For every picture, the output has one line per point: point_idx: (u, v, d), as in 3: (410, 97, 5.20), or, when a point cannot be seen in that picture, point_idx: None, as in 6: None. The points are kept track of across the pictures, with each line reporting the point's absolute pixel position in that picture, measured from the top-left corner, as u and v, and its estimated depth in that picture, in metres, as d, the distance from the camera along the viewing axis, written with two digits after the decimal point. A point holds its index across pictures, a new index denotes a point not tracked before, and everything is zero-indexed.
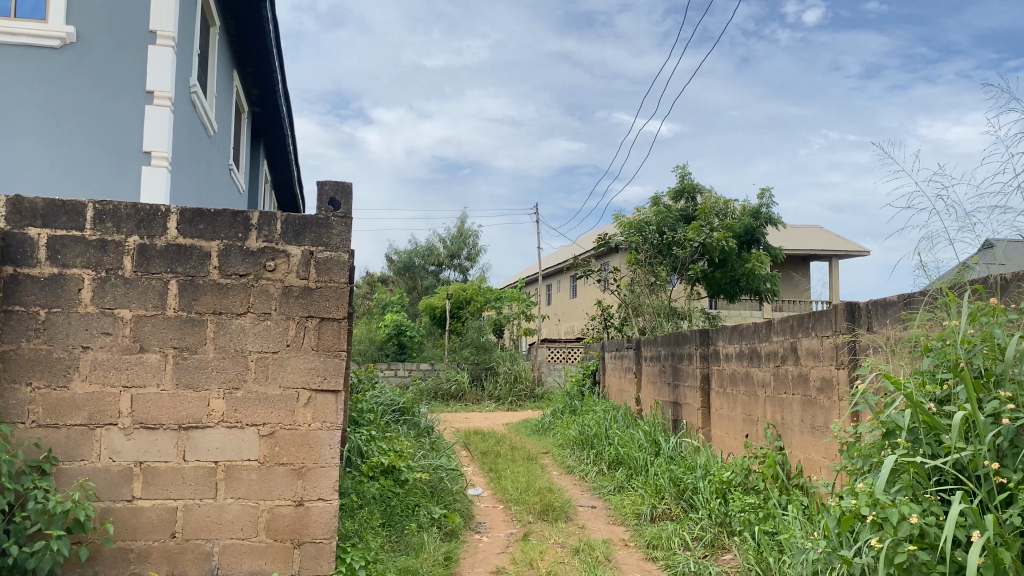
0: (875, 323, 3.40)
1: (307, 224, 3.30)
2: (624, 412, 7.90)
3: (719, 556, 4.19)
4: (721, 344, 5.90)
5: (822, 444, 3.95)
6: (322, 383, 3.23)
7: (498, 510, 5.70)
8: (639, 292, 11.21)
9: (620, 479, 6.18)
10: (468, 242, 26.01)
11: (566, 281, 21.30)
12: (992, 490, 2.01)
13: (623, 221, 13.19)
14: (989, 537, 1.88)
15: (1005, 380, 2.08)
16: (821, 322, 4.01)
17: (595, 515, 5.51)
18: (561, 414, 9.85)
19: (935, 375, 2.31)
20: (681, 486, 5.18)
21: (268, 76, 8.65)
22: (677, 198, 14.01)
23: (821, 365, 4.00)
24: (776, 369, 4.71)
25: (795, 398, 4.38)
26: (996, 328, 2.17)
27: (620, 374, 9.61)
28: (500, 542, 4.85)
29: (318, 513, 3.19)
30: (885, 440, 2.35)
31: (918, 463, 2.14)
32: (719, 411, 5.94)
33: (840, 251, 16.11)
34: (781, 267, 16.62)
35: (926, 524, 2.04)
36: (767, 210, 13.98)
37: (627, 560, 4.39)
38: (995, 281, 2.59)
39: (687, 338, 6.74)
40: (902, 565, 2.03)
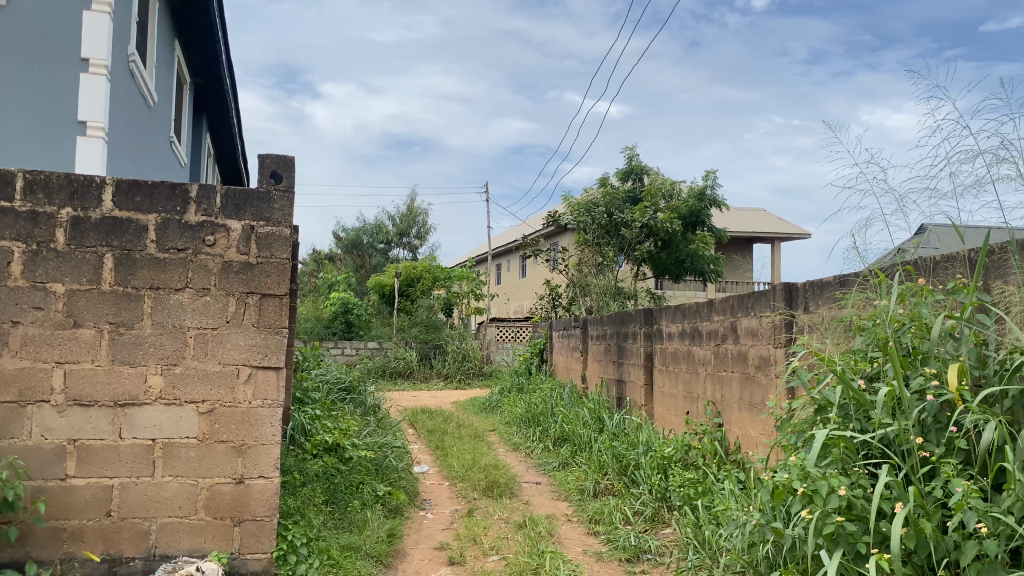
0: (811, 303, 3.51)
1: (247, 198, 3.25)
2: (570, 391, 7.97)
3: (659, 531, 4.29)
4: (664, 324, 5.99)
5: (759, 420, 4.05)
6: (263, 360, 3.19)
7: (443, 487, 5.72)
8: (587, 272, 11.37)
9: (565, 456, 6.25)
10: (417, 220, 25.81)
11: (515, 260, 21.32)
12: (916, 464, 2.06)
13: (571, 201, 13.22)
14: (912, 509, 1.92)
15: (930, 359, 2.15)
16: (760, 302, 4.09)
17: (539, 491, 5.58)
18: (508, 393, 9.89)
19: (865, 355, 2.38)
20: (624, 463, 5.27)
21: (211, 47, 8.43)
22: (625, 178, 14.06)
23: (759, 344, 4.08)
24: (716, 348, 4.80)
25: (733, 375, 4.48)
26: (923, 308, 2.24)
27: (567, 353, 9.69)
28: (444, 518, 4.87)
29: (259, 491, 3.16)
30: (817, 415, 2.42)
31: (848, 438, 2.20)
32: (661, 389, 6.03)
33: (782, 234, 16.45)
34: (725, 249, 16.90)
35: (854, 496, 2.10)
36: (712, 191, 14.12)
37: (569, 534, 4.46)
38: (926, 263, 2.65)
39: (632, 317, 6.82)
40: (829, 536, 2.09)
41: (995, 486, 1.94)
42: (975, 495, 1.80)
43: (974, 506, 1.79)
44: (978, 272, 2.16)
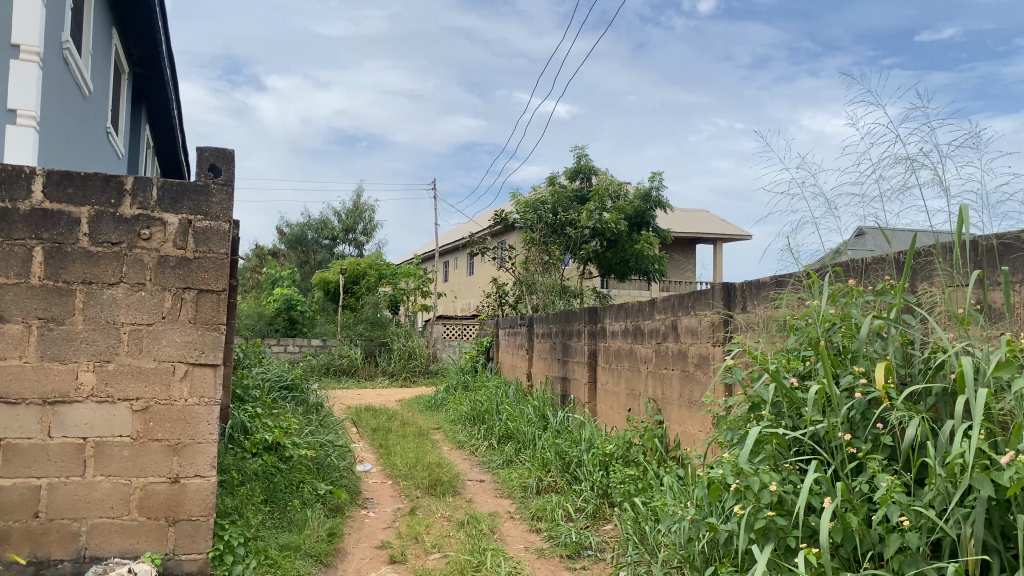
0: (749, 303, 3.60)
1: (185, 191, 3.18)
2: (515, 389, 8.00)
3: (600, 527, 4.33)
4: (607, 322, 6.05)
5: (697, 418, 4.13)
6: (200, 357, 3.13)
7: (386, 486, 5.69)
8: (533, 270, 11.43)
9: (509, 454, 6.26)
10: (363, 216, 25.55)
11: (463, 258, 21.27)
12: (844, 460, 2.12)
13: (519, 199, 13.25)
14: (839, 504, 1.97)
15: (859, 358, 2.22)
16: (700, 302, 4.16)
17: (482, 489, 5.59)
18: (453, 391, 9.86)
19: (798, 353, 2.45)
20: (567, 460, 5.30)
21: (151, 35, 8.23)
22: (573, 178, 14.10)
23: (699, 342, 4.15)
24: (657, 346, 4.87)
25: (673, 373, 4.56)
26: (853, 308, 2.31)
27: (512, 351, 9.71)
28: (386, 517, 4.84)
29: (195, 490, 3.10)
30: (751, 412, 2.48)
31: (780, 434, 2.26)
32: (604, 386, 6.09)
33: (724, 235, 16.76)
34: (670, 249, 17.14)
35: (784, 492, 2.15)
36: (656, 193, 14.10)
37: (511, 532, 4.47)
38: (858, 265, 2.76)
39: (576, 316, 6.87)
40: (760, 530, 2.13)
41: (919, 480, 2.00)
42: (898, 489, 1.85)
43: (898, 500, 1.84)
44: (905, 274, 2.23)
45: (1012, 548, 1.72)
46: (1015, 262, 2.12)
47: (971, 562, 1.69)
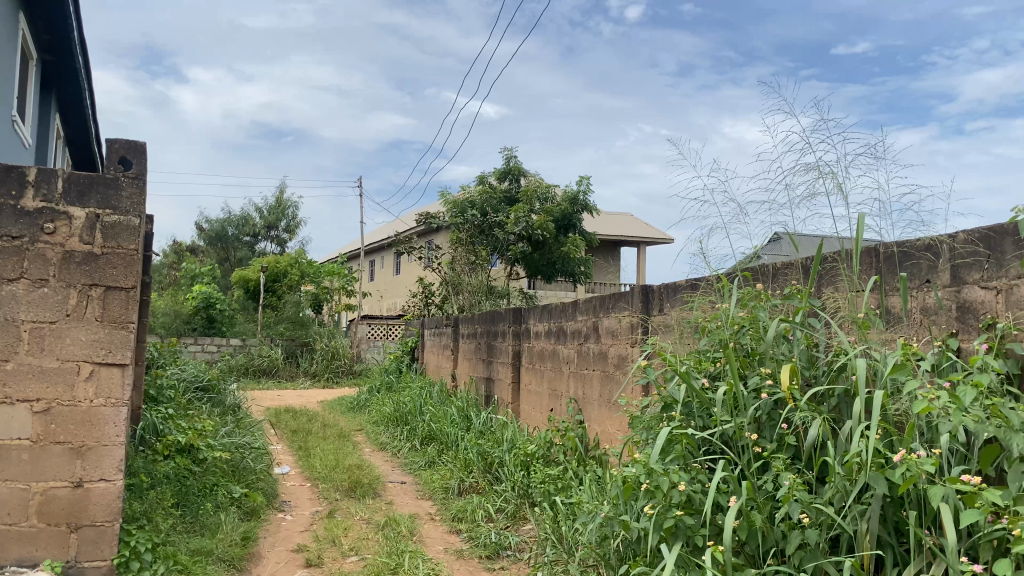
0: (666, 304, 3.70)
1: (92, 184, 3.06)
2: (439, 390, 7.96)
3: (519, 527, 4.35)
4: (532, 323, 6.08)
5: (616, 418, 4.20)
6: (106, 356, 3.01)
7: (304, 489, 5.59)
8: (460, 271, 11.40)
9: (431, 455, 6.23)
10: (286, 214, 25.08)
11: (389, 257, 21.08)
12: (750, 459, 2.18)
13: (447, 199, 13.18)
14: (745, 502, 2.02)
15: (766, 359, 2.29)
16: (620, 303, 4.23)
17: (404, 490, 5.56)
18: (376, 392, 9.76)
19: (709, 355, 2.51)
20: (489, 460, 5.31)
21: (61, 22, 7.90)
22: (502, 178, 14.09)
23: (618, 343, 4.21)
24: (579, 347, 4.92)
25: (594, 373, 4.62)
26: (761, 311, 2.38)
27: (437, 351, 9.67)
28: (303, 520, 4.76)
29: (100, 494, 2.98)
30: (664, 413, 2.53)
31: (690, 434, 2.31)
32: (527, 387, 6.12)
33: (647, 238, 17.07)
34: (595, 252, 17.34)
35: (693, 491, 2.20)
36: (584, 196, 14.20)
37: (431, 533, 4.45)
38: (767, 268, 2.88)
39: (501, 316, 6.89)
40: (669, 530, 2.18)
41: (819, 479, 2.08)
42: (800, 487, 1.91)
43: (799, 498, 1.90)
44: (810, 279, 2.31)
45: (904, 543, 1.80)
46: (912, 268, 2.23)
47: (865, 557, 1.76)
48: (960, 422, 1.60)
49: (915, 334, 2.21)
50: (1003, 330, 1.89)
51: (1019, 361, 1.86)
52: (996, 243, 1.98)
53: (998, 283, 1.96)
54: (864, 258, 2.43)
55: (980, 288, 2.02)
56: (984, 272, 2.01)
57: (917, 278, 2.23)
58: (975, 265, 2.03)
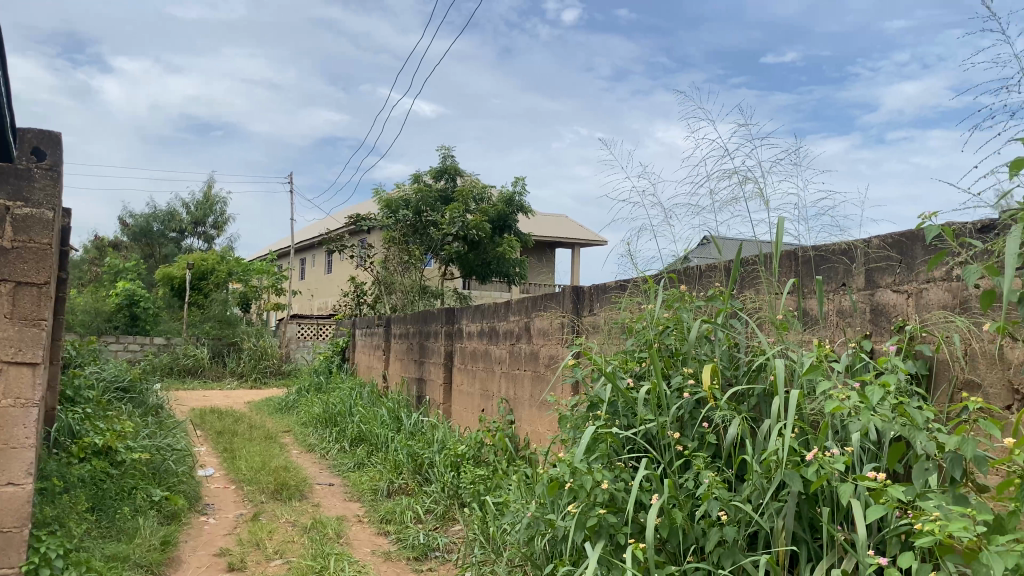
0: (596, 305, 3.74)
1: (2, 175, 2.93)
2: (370, 391, 7.87)
3: (448, 528, 4.33)
4: (464, 323, 6.07)
5: (545, 417, 4.23)
6: (16, 355, 2.89)
7: (228, 491, 5.46)
8: (392, 270, 11.31)
9: (361, 456, 6.16)
10: (214, 210, 24.49)
11: (321, 256, 20.76)
12: (672, 457, 2.22)
13: (381, 197, 13.06)
14: (666, 500, 2.05)
15: (688, 359, 2.34)
16: (551, 303, 4.26)
17: (331, 492, 5.49)
18: (306, 392, 9.60)
19: (635, 354, 2.55)
20: (419, 461, 5.28)
21: None
22: (437, 177, 14.02)
23: (549, 344, 4.24)
24: (511, 347, 4.93)
25: (525, 374, 4.63)
26: (684, 312, 2.43)
27: (369, 352, 9.57)
28: (227, 523, 4.65)
29: (7, 499, 2.85)
30: (589, 412, 2.55)
31: (614, 433, 2.34)
32: (459, 387, 6.11)
33: (581, 240, 17.22)
34: (529, 253, 17.41)
35: (616, 490, 2.22)
36: (520, 197, 14.25)
37: (359, 535, 4.39)
38: (692, 271, 2.95)
39: (434, 316, 6.87)
40: (593, 528, 2.19)
41: (738, 476, 2.12)
42: (719, 485, 1.95)
43: (718, 496, 1.93)
44: (732, 281, 2.37)
45: (818, 539, 1.85)
46: (829, 271, 2.30)
47: (780, 552, 1.80)
48: (869, 421, 1.65)
49: (831, 335, 2.29)
50: (912, 332, 1.96)
51: (928, 362, 1.94)
52: (907, 248, 2.06)
53: (909, 286, 2.04)
54: (784, 261, 2.50)
55: (892, 291, 2.10)
56: (896, 275, 2.09)
57: (834, 281, 2.30)
58: (888, 269, 2.11)
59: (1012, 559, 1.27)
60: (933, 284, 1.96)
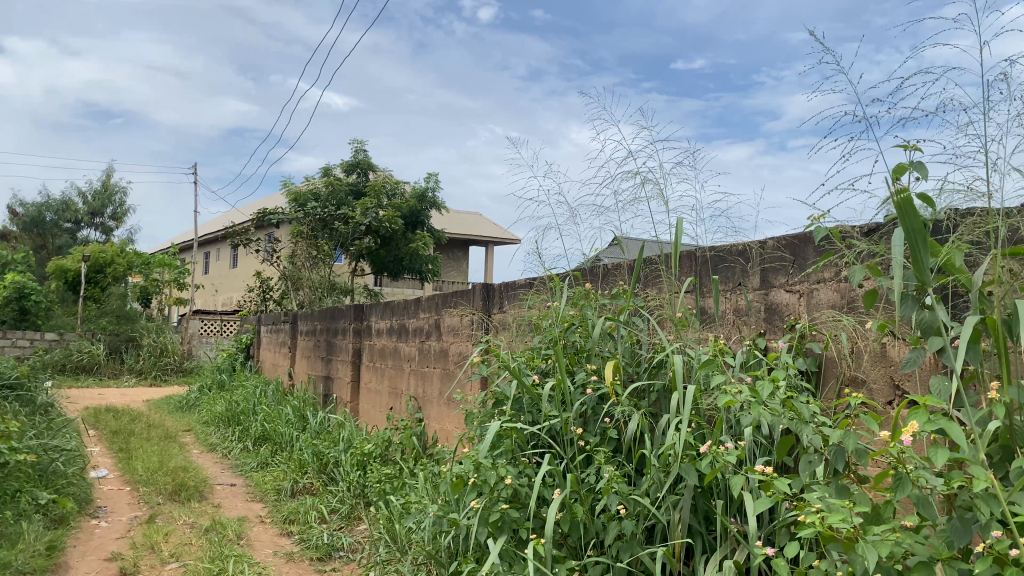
0: (506, 303, 3.76)
1: None
2: (276, 388, 7.69)
3: (353, 528, 4.27)
4: (373, 321, 6.00)
5: (453, 415, 4.23)
6: None
7: (123, 493, 5.23)
8: (300, 265, 11.07)
9: (264, 455, 6.01)
10: (113, 200, 23.47)
11: (226, 250, 20.16)
12: (575, 452, 2.25)
13: (290, 189, 12.77)
14: (568, 495, 2.07)
15: (592, 356, 2.38)
16: (461, 300, 4.25)
17: (233, 492, 5.34)
18: (208, 390, 9.31)
19: (542, 351, 2.58)
20: (324, 460, 5.18)
21: None
22: (349, 171, 13.80)
23: (459, 341, 4.22)
24: (420, 344, 4.90)
25: (434, 372, 4.61)
26: (588, 310, 2.47)
27: (274, 349, 9.35)
28: (120, 526, 4.45)
29: None
30: (495, 409, 2.57)
31: (518, 429, 2.35)
32: (367, 385, 6.03)
33: (495, 237, 17.26)
34: (442, 249, 17.35)
35: (519, 485, 2.24)
36: (432, 193, 14.17)
37: (260, 537, 4.28)
38: (598, 270, 3.00)
39: (342, 313, 6.76)
40: (495, 524, 2.19)
41: (638, 471, 2.17)
42: (618, 479, 1.98)
43: (618, 490, 1.97)
44: (634, 281, 2.42)
45: (712, 531, 1.90)
46: (727, 272, 2.38)
47: (677, 544, 1.84)
48: (759, 415, 1.71)
49: (728, 333, 2.37)
50: (803, 330, 2.05)
51: (817, 359, 2.02)
52: (799, 249, 2.14)
53: (801, 286, 2.12)
54: (684, 261, 2.57)
55: (785, 291, 2.18)
56: (789, 276, 2.17)
57: (731, 281, 2.38)
58: (781, 269, 2.19)
59: (885, 548, 1.33)
60: (824, 285, 2.05)
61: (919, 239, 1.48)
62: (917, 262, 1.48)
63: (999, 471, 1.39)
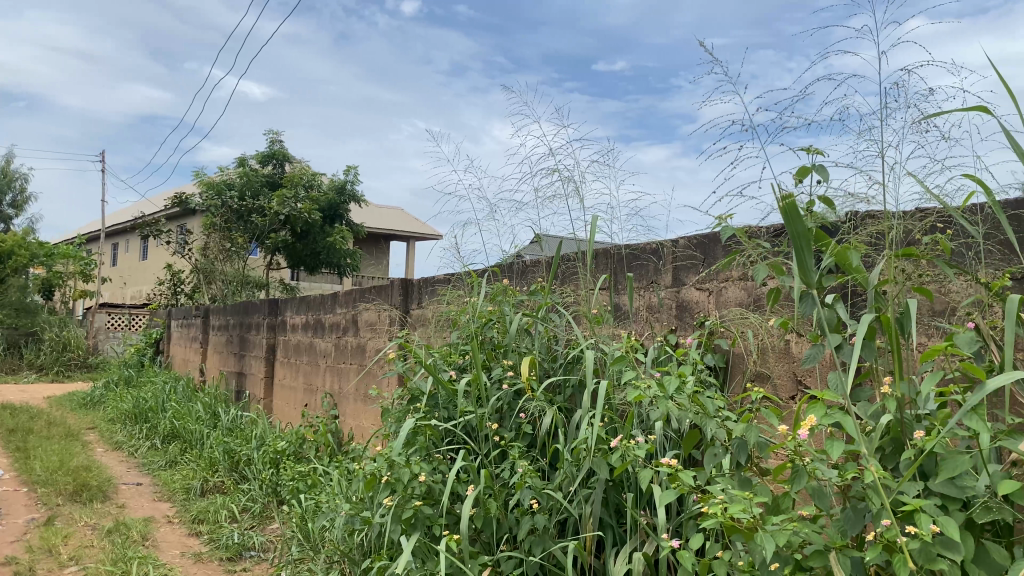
0: (424, 298, 3.74)
1: None
2: (185, 384, 7.46)
3: (266, 527, 4.18)
4: (288, 316, 5.87)
5: (368, 411, 4.19)
6: None
7: (19, 495, 4.97)
8: (213, 258, 10.76)
9: (173, 454, 5.82)
10: (13, 187, 22.35)
11: (135, 242, 19.45)
12: (490, 448, 2.25)
13: (202, 179, 12.38)
14: (482, 491, 2.07)
15: (509, 352, 2.40)
16: (379, 296, 4.21)
17: (140, 492, 5.15)
18: (114, 386, 8.96)
19: (458, 347, 2.58)
20: (235, 458, 5.06)
21: None
22: (264, 162, 13.48)
23: (376, 337, 4.18)
24: (336, 340, 4.83)
25: (350, 368, 4.56)
26: (505, 306, 2.49)
27: (185, 344, 9.07)
28: (15, 530, 4.24)
29: None
30: (410, 405, 2.55)
31: (433, 426, 2.35)
32: (281, 381, 5.91)
33: (416, 232, 17.15)
34: (362, 244, 17.15)
35: (432, 482, 2.23)
36: (351, 186, 13.96)
37: (167, 537, 4.14)
38: (516, 266, 3.02)
39: (256, 307, 6.61)
40: (408, 521, 2.17)
41: (551, 465, 2.19)
42: (532, 474, 1.99)
43: (531, 485, 1.98)
44: (550, 277, 2.45)
45: (622, 524, 1.94)
46: (641, 269, 2.43)
47: (588, 537, 1.87)
48: (666, 409, 1.75)
49: (641, 329, 2.42)
50: (712, 327, 2.10)
51: (725, 355, 2.09)
52: (709, 249, 2.19)
53: (711, 285, 2.17)
54: (600, 258, 2.61)
55: (696, 289, 2.23)
56: (699, 273, 2.22)
57: (645, 278, 2.43)
58: (693, 267, 2.24)
59: (782, 538, 1.38)
60: (731, 284, 2.11)
61: (804, 243, 1.52)
62: (802, 264, 1.53)
63: (890, 462, 1.46)
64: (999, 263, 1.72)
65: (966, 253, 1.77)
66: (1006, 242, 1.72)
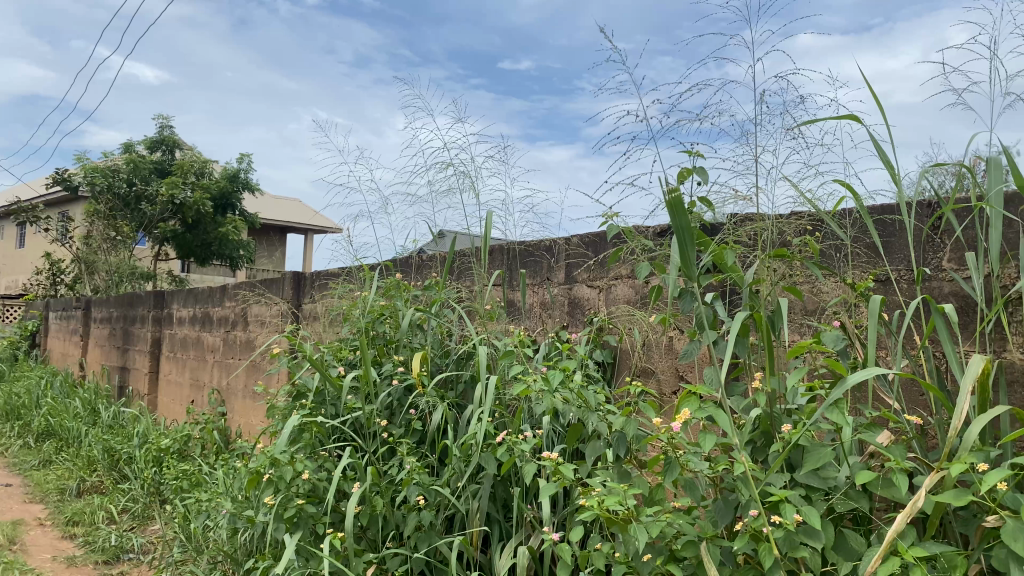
0: (317, 293, 3.67)
1: None
2: (62, 380, 7.07)
3: (146, 527, 4.00)
4: (174, 308, 5.65)
5: (257, 409, 4.08)
6: None
7: None
8: (96, 247, 10.23)
9: (47, 452, 5.50)
10: None
11: (10, 229, 18.32)
12: (378, 445, 2.22)
13: (85, 163, 11.75)
14: (367, 487, 2.04)
15: (400, 348, 2.37)
16: (270, 290, 4.10)
17: (9, 493, 4.84)
18: None
19: (349, 342, 2.53)
20: (116, 456, 4.83)
21: None
22: (153, 148, 12.93)
23: (264, 332, 4.07)
24: (225, 334, 4.67)
25: (239, 364, 4.42)
26: (397, 300, 2.46)
27: (64, 336, 8.59)
28: None
29: None
30: (296, 401, 2.48)
31: (320, 422, 2.29)
32: (166, 377, 5.68)
33: (314, 224, 16.83)
34: (258, 235, 16.69)
35: (317, 479, 2.19)
36: (246, 175, 13.53)
37: (37, 541, 3.91)
38: (410, 261, 3.01)
39: (140, 299, 6.34)
40: (291, 520, 2.12)
41: (439, 461, 2.19)
42: (419, 470, 1.97)
43: (418, 481, 1.97)
44: (445, 272, 2.44)
45: (508, 519, 1.95)
46: (535, 266, 2.45)
47: (473, 533, 1.87)
48: (551, 403, 1.77)
49: (534, 325, 2.45)
50: (600, 323, 2.14)
51: (612, 351, 2.13)
52: (599, 247, 2.23)
53: (601, 282, 2.22)
54: (495, 255, 2.62)
55: (587, 285, 2.27)
56: (590, 271, 2.26)
57: (539, 275, 2.45)
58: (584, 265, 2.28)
59: (655, 529, 1.42)
60: (621, 281, 2.16)
61: (687, 238, 1.56)
62: (684, 259, 1.56)
63: (760, 454, 1.52)
64: (866, 265, 1.82)
65: (835, 255, 1.86)
66: (872, 245, 1.82)
